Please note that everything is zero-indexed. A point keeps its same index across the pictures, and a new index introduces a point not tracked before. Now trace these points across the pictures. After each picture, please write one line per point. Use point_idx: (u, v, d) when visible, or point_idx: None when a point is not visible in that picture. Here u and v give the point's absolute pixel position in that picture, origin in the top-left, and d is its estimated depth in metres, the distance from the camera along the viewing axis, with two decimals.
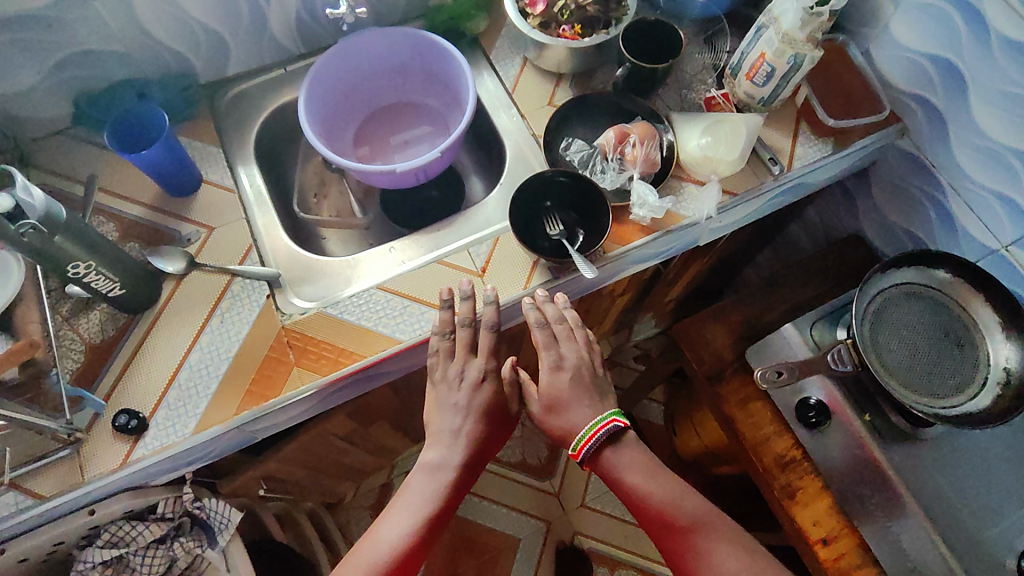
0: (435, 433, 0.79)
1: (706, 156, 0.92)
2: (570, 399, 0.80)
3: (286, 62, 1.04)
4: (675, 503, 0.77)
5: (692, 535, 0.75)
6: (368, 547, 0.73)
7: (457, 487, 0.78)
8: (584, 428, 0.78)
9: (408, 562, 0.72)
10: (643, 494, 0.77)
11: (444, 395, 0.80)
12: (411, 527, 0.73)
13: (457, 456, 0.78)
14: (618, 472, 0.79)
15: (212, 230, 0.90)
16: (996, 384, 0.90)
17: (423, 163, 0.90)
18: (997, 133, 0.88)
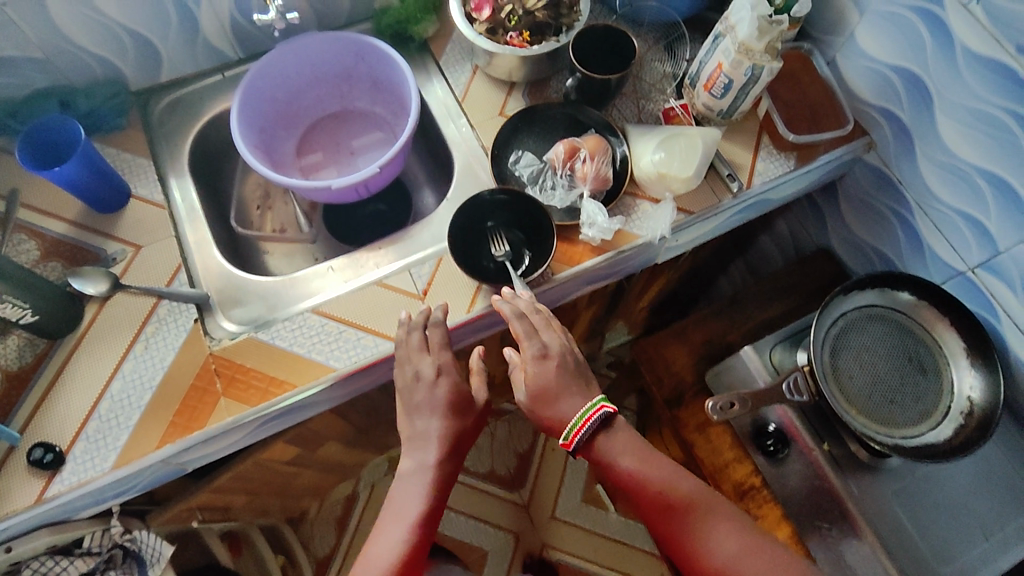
0: (411, 435, 0.73)
1: (660, 173, 0.87)
2: (558, 388, 0.74)
3: (225, 67, 0.98)
4: (673, 483, 0.74)
5: (691, 512, 0.72)
6: (366, 560, 0.67)
7: (443, 484, 0.71)
8: (576, 414, 0.74)
9: (411, 569, 0.66)
10: (638, 477, 0.74)
11: (414, 397, 0.74)
12: (402, 532, 0.67)
13: (435, 457, 0.71)
14: (610, 458, 0.75)
15: (139, 249, 0.85)
16: (959, 414, 0.88)
17: (362, 179, 0.85)
18: (963, 151, 0.84)
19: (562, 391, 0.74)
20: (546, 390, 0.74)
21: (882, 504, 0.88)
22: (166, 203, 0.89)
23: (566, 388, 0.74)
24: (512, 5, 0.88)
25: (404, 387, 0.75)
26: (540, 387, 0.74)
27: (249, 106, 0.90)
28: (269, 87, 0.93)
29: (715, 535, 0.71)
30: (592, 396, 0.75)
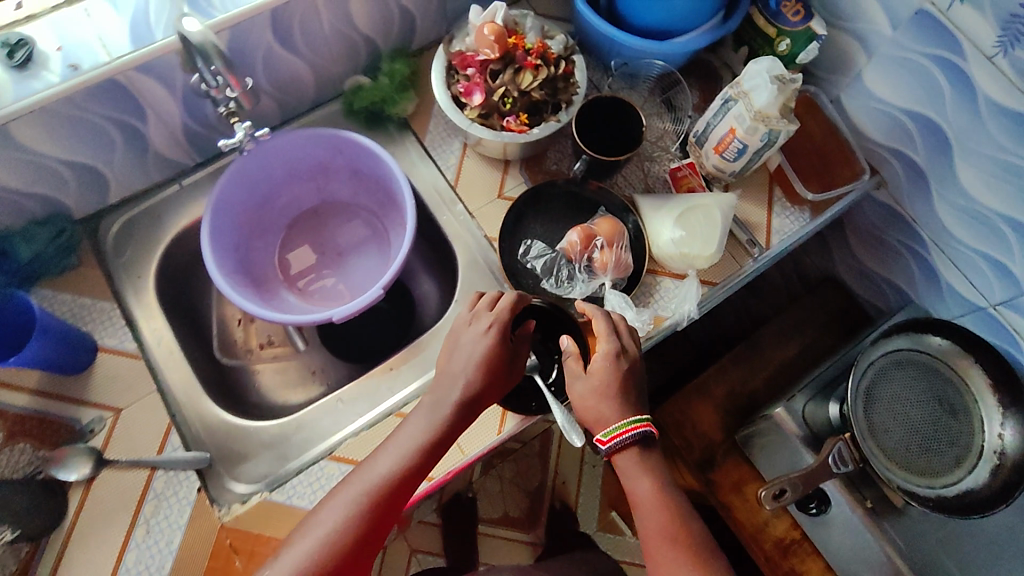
0: (449, 363, 0.71)
1: (682, 252, 0.82)
2: (620, 388, 0.70)
3: (180, 174, 0.86)
4: (680, 529, 0.66)
5: (681, 550, 0.64)
6: (355, 479, 0.64)
7: (460, 416, 0.68)
8: (620, 418, 0.68)
9: (397, 493, 0.64)
10: (648, 507, 0.67)
11: (458, 342, 0.72)
12: (400, 460, 0.65)
13: (461, 386, 0.69)
14: (629, 479, 0.68)
15: (120, 413, 0.75)
16: (992, 453, 0.86)
17: (364, 303, 0.76)
18: (984, 198, 0.81)
19: (623, 392, 0.70)
20: (602, 395, 0.69)
21: (926, 548, 0.89)
22: (140, 350, 0.78)
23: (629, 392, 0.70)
24: (505, 86, 0.79)
25: (453, 336, 0.73)
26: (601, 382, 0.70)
27: (219, 226, 0.79)
28: (239, 197, 0.82)
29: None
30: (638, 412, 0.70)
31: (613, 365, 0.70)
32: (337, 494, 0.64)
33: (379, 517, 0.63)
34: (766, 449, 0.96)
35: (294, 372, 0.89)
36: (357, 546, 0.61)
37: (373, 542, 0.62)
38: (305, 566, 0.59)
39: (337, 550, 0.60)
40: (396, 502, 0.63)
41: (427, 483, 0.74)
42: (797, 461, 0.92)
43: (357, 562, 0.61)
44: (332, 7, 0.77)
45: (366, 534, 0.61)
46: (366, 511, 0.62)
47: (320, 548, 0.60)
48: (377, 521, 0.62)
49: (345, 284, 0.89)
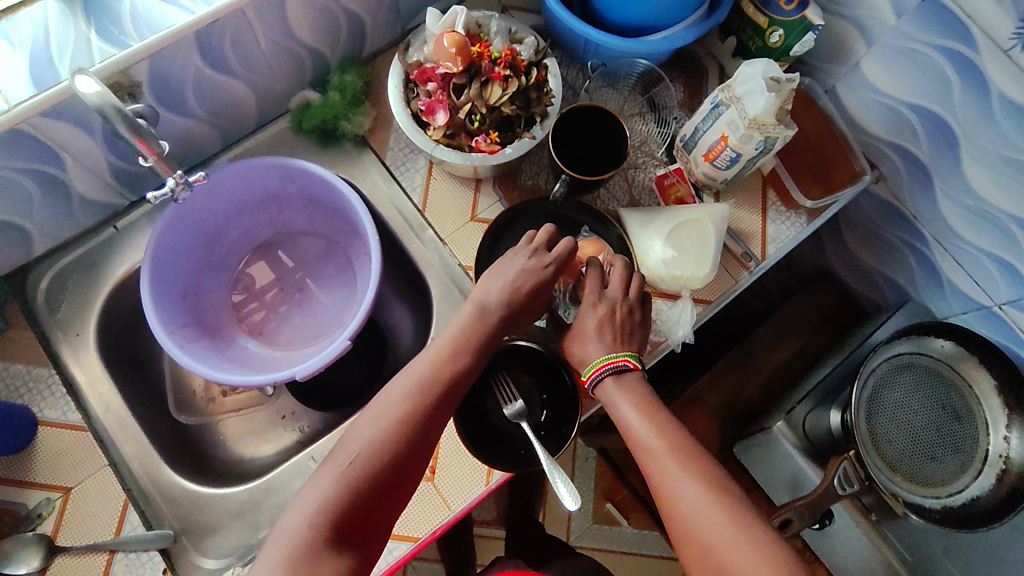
0: (489, 279, 0.69)
1: (672, 272, 0.76)
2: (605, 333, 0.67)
3: (114, 216, 0.77)
4: (670, 438, 0.62)
5: (669, 459, 0.60)
6: (406, 374, 0.63)
7: (507, 318, 0.67)
8: (600, 353, 0.66)
9: (451, 384, 0.62)
10: (633, 429, 0.63)
11: (501, 264, 0.69)
12: (448, 354, 0.64)
13: (508, 301, 0.67)
14: (612, 406, 0.65)
15: (69, 492, 0.68)
16: (998, 458, 0.82)
17: (330, 354, 0.69)
18: (994, 197, 0.75)
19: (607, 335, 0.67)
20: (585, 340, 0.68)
21: (930, 555, 0.87)
22: (84, 420, 0.71)
23: (617, 335, 0.68)
24: (471, 102, 0.70)
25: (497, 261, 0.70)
26: (584, 330, 0.68)
27: (160, 276, 0.71)
28: (181, 240, 0.74)
29: (681, 490, 0.59)
30: (622, 347, 0.67)
31: (596, 314, 0.68)
32: (388, 388, 0.62)
33: (436, 409, 0.61)
34: (764, 460, 0.92)
35: (262, 419, 0.82)
36: (418, 434, 0.59)
37: (432, 432, 0.61)
38: (367, 454, 0.57)
39: (396, 438, 0.58)
40: (451, 392, 0.62)
41: (413, 544, 0.70)
42: (799, 475, 0.88)
43: (418, 451, 0.60)
44: (266, 22, 0.68)
45: (424, 423, 0.60)
46: (422, 403, 0.60)
47: (380, 436, 0.58)
48: (434, 410, 0.61)
49: (308, 324, 0.82)
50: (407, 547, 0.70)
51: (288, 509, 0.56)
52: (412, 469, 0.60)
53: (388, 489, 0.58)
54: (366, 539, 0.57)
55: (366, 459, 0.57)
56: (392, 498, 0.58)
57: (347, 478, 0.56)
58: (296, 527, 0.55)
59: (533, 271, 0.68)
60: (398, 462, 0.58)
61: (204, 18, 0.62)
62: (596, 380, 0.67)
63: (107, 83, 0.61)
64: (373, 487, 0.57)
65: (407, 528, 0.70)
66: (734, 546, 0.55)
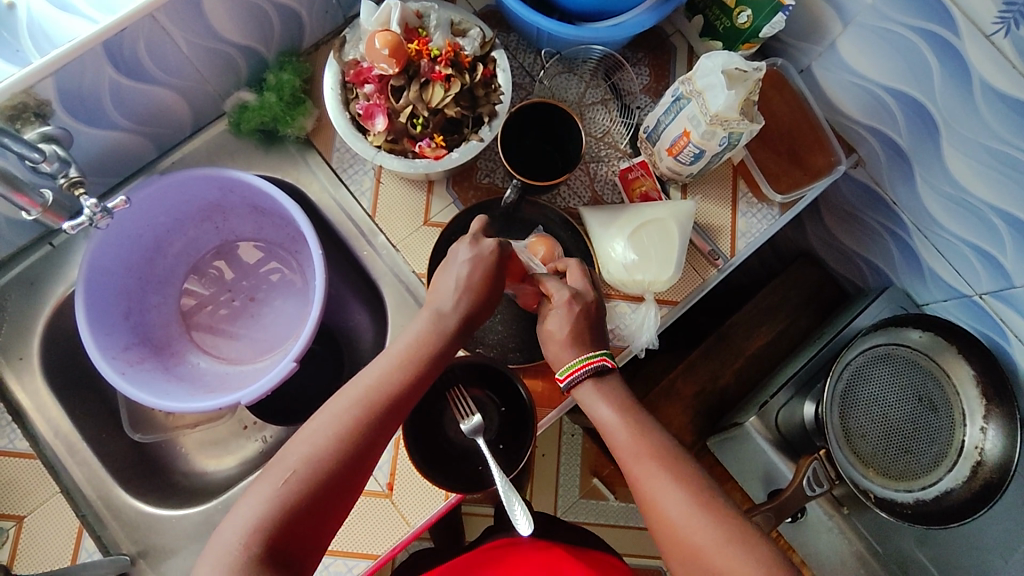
0: (441, 282, 0.63)
1: (634, 277, 0.72)
2: (578, 334, 0.63)
3: (50, 233, 0.74)
4: (651, 439, 0.59)
5: (650, 462, 0.57)
6: (353, 383, 0.57)
7: (463, 321, 0.62)
8: (574, 356, 0.62)
9: (401, 395, 0.57)
10: (614, 431, 0.60)
11: (450, 262, 0.64)
12: (398, 362, 0.58)
13: (463, 301, 0.61)
14: (590, 408, 0.61)
15: (22, 522, 0.67)
16: (973, 451, 0.81)
17: (276, 376, 0.67)
18: (976, 188, 0.71)
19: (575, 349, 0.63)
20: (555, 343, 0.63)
21: (901, 546, 0.86)
22: (34, 447, 0.70)
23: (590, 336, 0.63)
24: (411, 104, 0.66)
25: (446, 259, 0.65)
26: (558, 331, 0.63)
27: (98, 299, 0.69)
28: (117, 258, 0.71)
29: (665, 492, 0.56)
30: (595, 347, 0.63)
31: (566, 313, 0.63)
32: (334, 400, 0.56)
33: (384, 421, 0.56)
34: (737, 454, 0.91)
35: (222, 431, 0.81)
36: (361, 448, 0.54)
37: (378, 447, 0.55)
38: (307, 470, 0.52)
39: (338, 453, 0.53)
40: (401, 405, 0.57)
41: (373, 562, 0.68)
42: (771, 469, 0.87)
43: (360, 468, 0.54)
44: (185, 26, 0.63)
45: (369, 438, 0.54)
46: (367, 417, 0.55)
47: (322, 450, 0.53)
48: (379, 430, 0.55)
49: (262, 335, 0.80)
50: (367, 564, 0.68)
51: (219, 527, 0.51)
52: (354, 487, 0.54)
53: (327, 509, 0.52)
54: (300, 561, 0.51)
55: (305, 476, 0.52)
56: (331, 516, 0.53)
57: (281, 498, 0.51)
58: (226, 549, 0.50)
59: (482, 262, 0.62)
60: (338, 479, 0.53)
61: (111, 28, 0.57)
62: (572, 382, 0.62)
63: (11, 104, 0.57)
64: (308, 507, 0.51)
65: (367, 546, 0.69)
66: (719, 549, 0.53)
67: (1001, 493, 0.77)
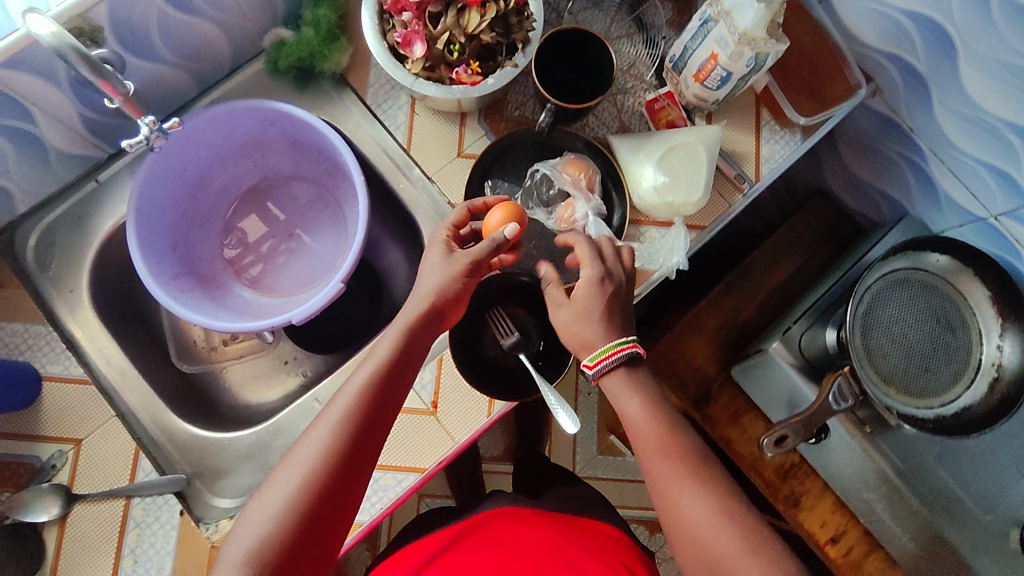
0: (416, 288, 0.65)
1: (665, 200, 0.75)
2: (604, 312, 0.64)
3: (96, 169, 0.76)
4: (679, 441, 0.61)
5: (676, 464, 0.59)
6: (334, 401, 0.59)
7: (433, 324, 0.63)
8: (603, 344, 0.63)
9: (380, 402, 0.59)
10: (640, 426, 0.61)
11: (425, 267, 0.65)
12: (376, 374, 0.59)
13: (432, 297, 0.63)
14: (618, 401, 0.63)
15: (81, 443, 0.70)
16: (990, 367, 0.84)
17: (326, 297, 0.70)
18: (992, 106, 0.74)
19: (607, 315, 0.64)
20: (585, 322, 0.64)
21: (922, 461, 0.89)
22: (88, 373, 0.72)
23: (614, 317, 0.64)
24: (449, 31, 0.68)
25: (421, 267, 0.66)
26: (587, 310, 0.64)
27: (148, 229, 0.71)
28: (166, 190, 0.73)
29: (689, 496, 0.58)
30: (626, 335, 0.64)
31: (594, 293, 0.64)
32: (316, 422, 0.57)
33: (369, 432, 0.57)
34: (761, 381, 0.94)
35: (265, 365, 0.84)
36: (349, 465, 0.55)
37: (367, 460, 0.57)
38: (297, 496, 0.53)
39: (325, 474, 0.54)
40: (381, 414, 0.59)
41: (421, 475, 0.71)
42: (794, 394, 0.90)
43: (351, 484, 0.56)
44: None
45: (355, 453, 0.56)
46: (346, 438, 0.56)
47: (309, 476, 0.54)
48: (358, 449, 0.56)
49: (303, 271, 0.82)
50: (416, 477, 0.71)
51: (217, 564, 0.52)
52: (349, 504, 0.56)
53: (325, 528, 0.54)
54: None
55: (294, 507, 0.53)
56: (331, 534, 0.55)
57: (277, 525, 0.52)
58: None
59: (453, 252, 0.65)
60: (331, 499, 0.54)
61: None
62: (605, 367, 0.63)
63: (68, 28, 0.59)
64: (306, 530, 0.53)
65: (415, 460, 0.71)
66: (739, 556, 0.54)
67: (1018, 405, 0.80)
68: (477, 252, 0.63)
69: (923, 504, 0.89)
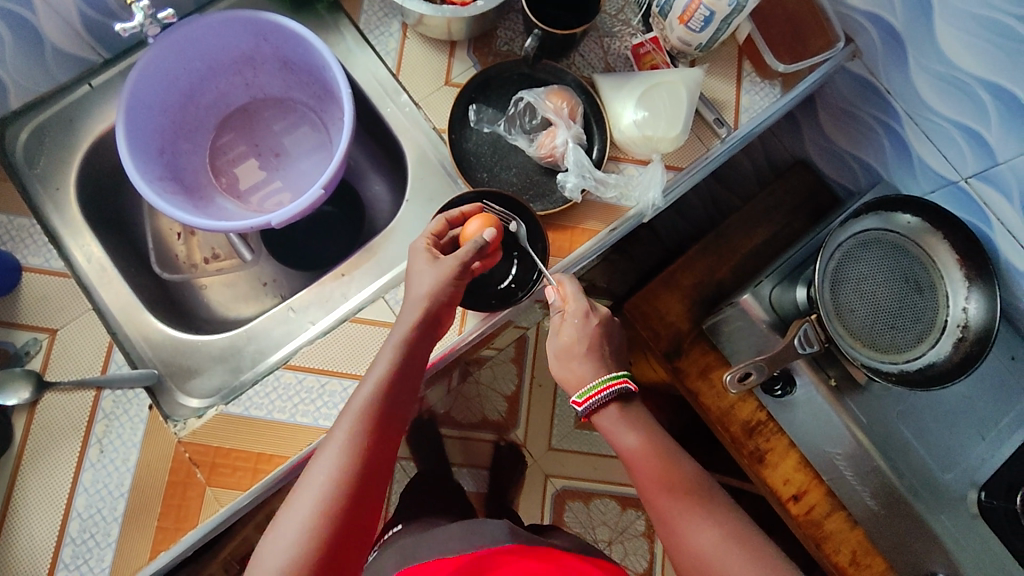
0: (407, 297, 0.68)
1: (645, 135, 0.77)
2: (592, 344, 0.71)
3: (89, 74, 0.78)
4: (677, 470, 0.65)
5: (677, 494, 0.63)
6: (338, 424, 0.60)
7: (424, 341, 0.67)
8: (593, 380, 0.69)
9: (385, 423, 0.61)
10: (640, 459, 0.66)
11: (414, 275, 0.68)
12: (379, 392, 0.62)
13: (427, 303, 0.66)
14: (616, 436, 0.68)
15: (56, 334, 0.71)
16: (956, 327, 0.85)
17: (305, 204, 0.70)
18: (964, 62, 0.76)
19: (596, 348, 0.71)
20: (574, 354, 0.71)
21: (886, 420, 0.90)
22: (68, 268, 0.74)
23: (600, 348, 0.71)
24: None
25: (409, 276, 0.69)
26: (575, 348, 0.71)
27: (136, 128, 0.72)
28: (156, 94, 0.74)
29: (694, 525, 0.60)
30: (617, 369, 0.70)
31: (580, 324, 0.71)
32: (330, 436, 0.60)
33: (382, 443, 0.60)
34: (730, 337, 0.94)
35: (244, 285, 0.87)
36: (364, 484, 0.57)
37: (379, 480, 0.59)
38: (317, 520, 0.54)
39: (343, 493, 0.56)
40: (387, 432, 0.61)
41: None
42: (764, 344, 0.90)
43: (367, 504, 0.57)
44: None
45: (368, 473, 0.58)
46: (365, 447, 0.58)
47: (326, 498, 0.55)
48: (375, 458, 0.59)
49: (288, 188, 0.85)
50: None
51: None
52: (367, 526, 0.57)
53: (348, 549, 0.55)
54: None
55: (319, 516, 0.54)
56: (353, 558, 0.55)
57: (300, 550, 0.53)
58: None
59: (443, 263, 0.67)
60: (350, 519, 0.55)
61: None
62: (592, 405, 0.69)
63: None
64: (330, 555, 0.53)
65: None
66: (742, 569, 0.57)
67: (981, 362, 0.82)
68: (464, 254, 0.66)
69: (883, 459, 0.89)
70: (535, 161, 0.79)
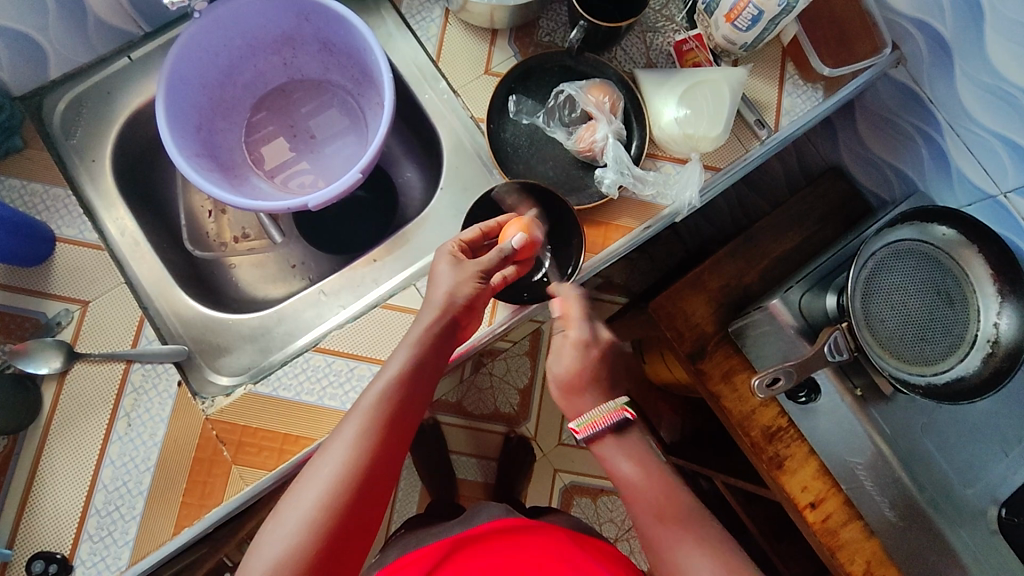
0: (428, 294, 0.66)
1: (685, 133, 0.76)
2: (590, 377, 0.68)
3: (129, 47, 0.78)
4: (673, 503, 0.63)
5: (672, 525, 0.61)
6: (350, 417, 0.59)
7: (443, 341, 0.65)
8: (593, 408, 0.66)
9: (396, 419, 0.60)
10: (638, 489, 0.64)
11: (435, 275, 0.67)
12: (393, 387, 0.60)
13: (447, 304, 0.65)
14: (612, 464, 0.66)
15: (88, 305, 0.71)
16: (986, 342, 0.82)
17: (341, 189, 0.68)
18: (1012, 72, 0.75)
19: (596, 379, 0.68)
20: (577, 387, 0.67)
21: (911, 435, 0.88)
22: (101, 240, 0.73)
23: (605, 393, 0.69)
24: None
25: (431, 276, 0.68)
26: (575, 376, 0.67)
27: (175, 102, 0.72)
28: (196, 71, 0.74)
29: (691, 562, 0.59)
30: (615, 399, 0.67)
31: (581, 352, 0.68)
32: (338, 430, 0.59)
33: (390, 440, 0.59)
34: (756, 342, 0.94)
35: (273, 266, 0.88)
36: (368, 482, 0.56)
37: (385, 476, 0.58)
38: (319, 513, 0.53)
39: (348, 490, 0.55)
40: (397, 429, 0.60)
41: None
42: (790, 350, 0.89)
43: (370, 502, 0.56)
44: None
45: (375, 472, 0.56)
46: (372, 445, 0.57)
47: (330, 492, 0.54)
48: (381, 458, 0.57)
49: (319, 171, 0.85)
50: None
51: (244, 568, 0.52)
52: (368, 524, 0.56)
53: (347, 547, 0.54)
54: None
55: (321, 513, 0.53)
56: (353, 552, 0.54)
57: (298, 543, 0.51)
58: None
59: (467, 266, 0.67)
60: (352, 514, 0.54)
61: None
62: (590, 435, 0.65)
63: None
64: (329, 550, 0.52)
65: None
66: None
67: (1010, 379, 0.79)
68: (487, 262, 0.67)
69: (907, 475, 0.88)
70: (572, 154, 0.78)
